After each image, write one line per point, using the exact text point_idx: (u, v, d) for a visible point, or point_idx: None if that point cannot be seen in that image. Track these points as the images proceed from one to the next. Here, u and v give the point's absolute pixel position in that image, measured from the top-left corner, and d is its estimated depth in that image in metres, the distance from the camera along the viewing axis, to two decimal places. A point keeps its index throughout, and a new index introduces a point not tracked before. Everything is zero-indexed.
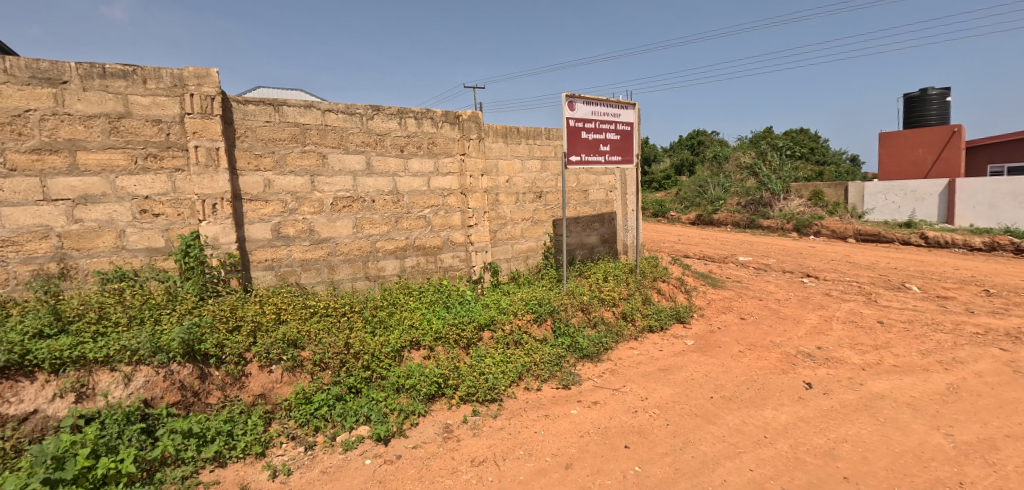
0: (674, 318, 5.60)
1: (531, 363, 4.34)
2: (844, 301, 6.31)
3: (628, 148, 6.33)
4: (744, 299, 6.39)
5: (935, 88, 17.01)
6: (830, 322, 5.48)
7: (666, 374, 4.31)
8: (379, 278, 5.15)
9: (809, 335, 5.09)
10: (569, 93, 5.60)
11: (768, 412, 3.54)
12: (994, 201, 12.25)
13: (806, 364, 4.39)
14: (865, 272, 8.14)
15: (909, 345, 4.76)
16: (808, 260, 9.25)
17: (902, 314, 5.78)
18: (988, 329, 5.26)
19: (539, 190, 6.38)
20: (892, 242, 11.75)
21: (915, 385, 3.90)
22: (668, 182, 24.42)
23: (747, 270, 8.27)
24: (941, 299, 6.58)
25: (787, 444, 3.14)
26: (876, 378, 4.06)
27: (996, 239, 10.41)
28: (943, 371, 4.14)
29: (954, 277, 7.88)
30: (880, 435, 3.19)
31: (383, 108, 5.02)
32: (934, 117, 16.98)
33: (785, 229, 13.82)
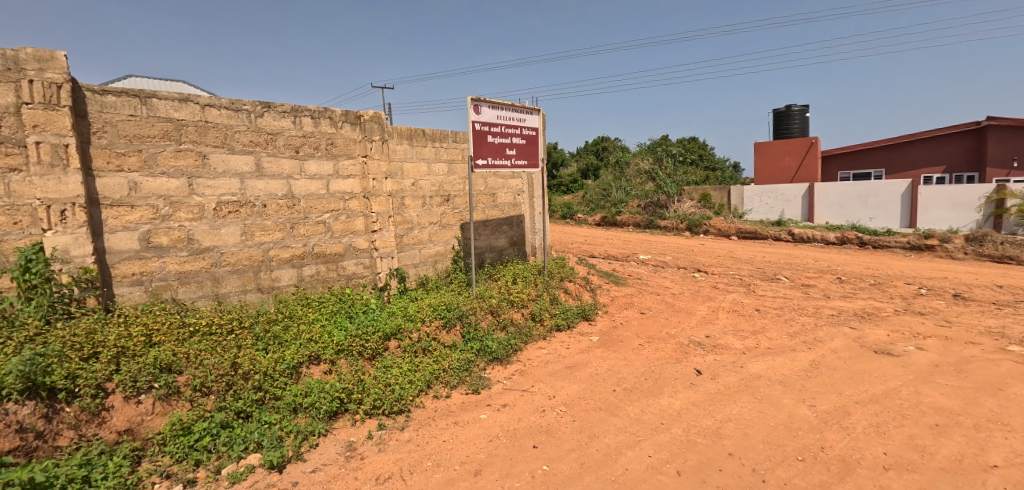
0: (580, 316, 5.82)
1: (439, 370, 4.24)
2: (728, 293, 6.99)
3: (533, 153, 6.47)
4: (644, 294, 6.82)
5: (797, 105, 19.53)
6: (717, 312, 6.02)
7: (572, 371, 4.45)
8: (273, 289, 4.72)
9: (699, 325, 5.55)
10: (474, 97, 5.58)
11: (664, 400, 3.79)
12: (844, 202, 14.48)
13: (696, 352, 4.78)
14: (745, 266, 9.10)
15: (780, 329, 5.38)
16: (699, 256, 10.14)
17: (775, 301, 6.53)
18: (840, 311, 6.12)
19: (447, 194, 6.30)
20: (767, 239, 13.28)
21: (785, 364, 4.41)
22: (576, 185, 25.50)
23: (646, 267, 8.85)
24: (805, 287, 7.55)
25: (681, 428, 3.37)
26: (754, 360, 4.52)
27: (846, 234, 12.23)
28: (806, 350, 4.73)
29: (814, 268, 9.08)
30: (758, 412, 3.55)
31: (274, 105, 4.64)
32: (797, 130, 19.52)
33: (679, 228, 15.04)
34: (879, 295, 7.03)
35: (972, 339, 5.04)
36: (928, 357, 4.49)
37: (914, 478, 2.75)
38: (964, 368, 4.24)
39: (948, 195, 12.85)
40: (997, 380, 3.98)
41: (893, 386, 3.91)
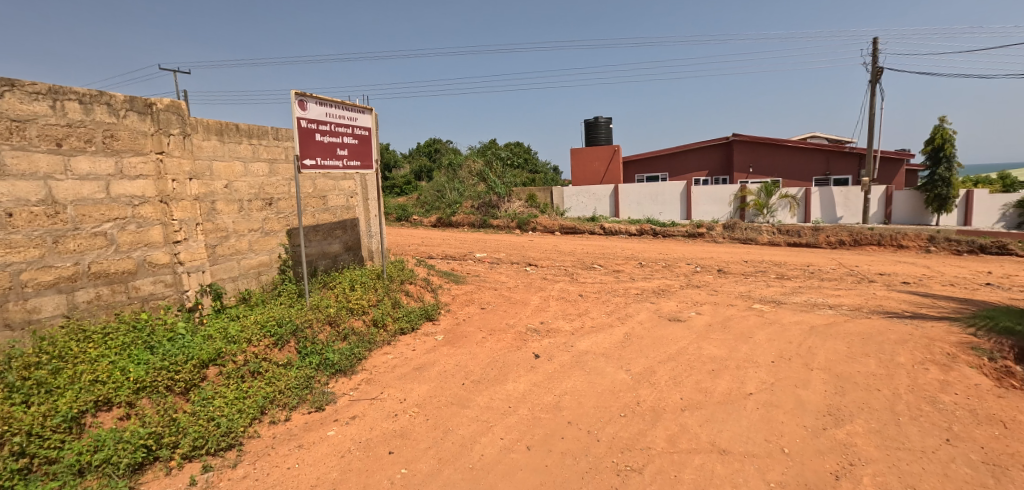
0: (423, 316, 5.84)
1: (273, 392, 3.82)
2: (556, 282, 7.81)
3: (367, 153, 6.24)
4: (483, 290, 7.16)
5: (603, 117, 22.57)
6: (548, 300, 6.68)
7: (422, 371, 4.46)
8: (30, 324, 3.64)
9: (534, 313, 6.09)
10: (299, 91, 5.13)
11: (509, 385, 4.07)
12: (642, 201, 17.45)
13: (534, 338, 5.24)
14: (569, 258, 10.26)
15: (599, 309, 6.25)
16: (529, 252, 11.04)
17: (594, 286, 7.54)
18: (642, 290, 7.37)
19: (268, 197, 5.66)
20: (583, 233, 15.14)
21: (604, 339, 5.14)
22: (409, 186, 25.22)
23: (484, 265, 9.30)
24: (616, 272, 8.89)
25: (526, 408, 3.67)
26: (581, 338, 5.16)
27: (644, 227, 14.72)
28: (620, 325, 5.58)
29: (621, 256, 10.72)
30: (588, 382, 4.08)
31: (19, 83, 3.58)
32: (604, 139, 22.62)
33: (510, 227, 16.11)
34: (668, 275, 8.67)
35: (730, 302, 6.61)
36: (703, 320, 5.73)
37: (700, 413, 3.52)
38: (726, 324, 5.55)
39: (710, 192, 16.61)
40: (746, 331, 5.31)
41: (682, 345, 4.89)
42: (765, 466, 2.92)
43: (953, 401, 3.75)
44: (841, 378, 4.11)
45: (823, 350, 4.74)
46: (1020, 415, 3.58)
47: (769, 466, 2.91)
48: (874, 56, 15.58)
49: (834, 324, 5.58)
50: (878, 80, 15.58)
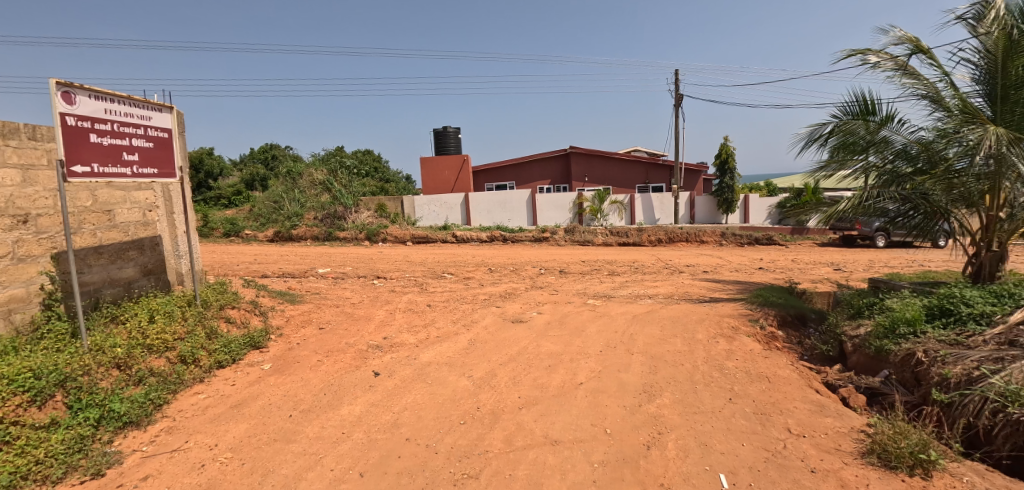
0: (247, 345, 5.13)
1: (25, 464, 2.94)
2: (405, 294, 7.60)
3: (167, 158, 5.30)
4: (323, 309, 6.61)
5: (451, 127, 22.91)
6: (394, 313, 6.45)
7: (241, 409, 3.90)
8: None
9: (377, 329, 5.80)
10: (61, 81, 4.11)
11: (343, 410, 3.78)
12: (491, 209, 18.11)
13: (376, 354, 4.99)
14: (419, 268, 10.10)
15: (446, 318, 6.24)
16: (378, 264, 10.58)
17: (443, 295, 7.52)
18: (490, 295, 7.59)
19: (21, 213, 4.42)
20: (436, 242, 15.11)
21: (449, 347, 5.14)
22: (240, 197, 22.17)
23: (326, 280, 8.62)
24: (466, 279, 9.02)
25: (362, 431, 3.45)
26: (426, 350, 5.08)
27: (494, 233, 15.28)
28: (466, 332, 5.64)
29: (471, 263, 10.92)
30: (430, 394, 4.01)
31: None
32: (453, 149, 22.98)
33: (359, 238, 15.24)
34: (515, 278, 9.08)
35: (567, 299, 7.17)
36: (543, 318, 6.10)
37: (536, 409, 3.71)
38: (562, 321, 5.99)
39: (552, 199, 18.05)
40: (579, 325, 5.80)
41: (522, 345, 5.13)
42: (590, 449, 3.17)
43: (735, 366, 4.57)
44: (654, 359, 4.72)
45: (641, 335, 5.40)
46: (777, 370, 4.52)
47: (594, 449, 3.17)
48: (676, 84, 18.54)
49: (650, 311, 6.42)
50: (679, 105, 18.58)
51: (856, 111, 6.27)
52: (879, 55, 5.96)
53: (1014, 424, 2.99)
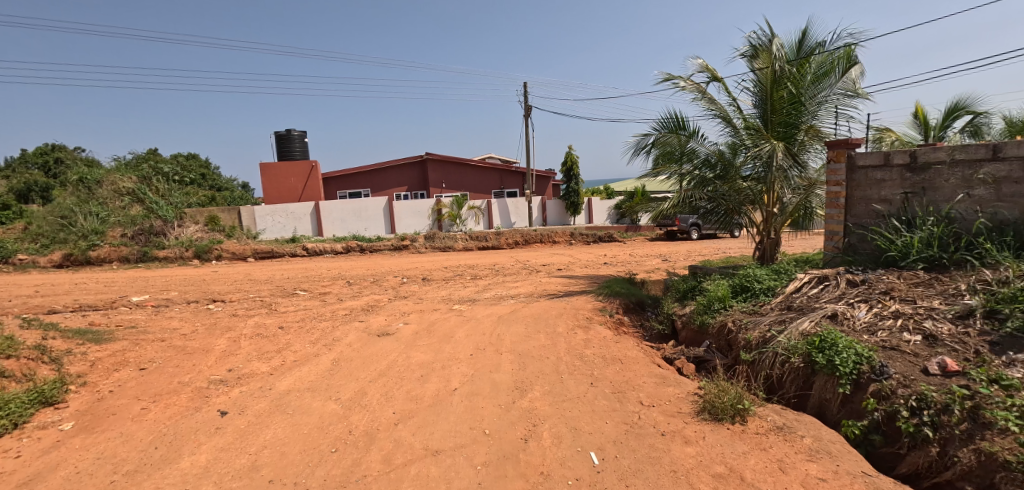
0: (35, 403, 3.99)
1: None
2: (249, 317, 6.70)
3: None
4: (142, 345, 5.47)
5: (297, 130, 20.96)
6: (238, 341, 5.64)
7: (31, 486, 3.02)
8: None
9: (219, 361, 5.03)
10: None
11: (183, 462, 3.19)
12: (345, 218, 17.06)
13: (219, 391, 4.32)
14: (265, 286, 9.03)
15: (303, 339, 5.69)
16: (211, 286, 9.15)
17: (296, 315, 6.82)
18: (350, 309, 7.13)
19: None
20: (283, 256, 13.71)
21: (311, 371, 4.69)
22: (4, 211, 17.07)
23: (144, 310, 7.17)
24: (322, 295, 8.35)
25: (212, 483, 2.96)
26: (282, 377, 4.57)
27: (350, 244, 14.43)
28: (327, 352, 5.20)
29: (327, 277, 10.12)
30: (293, 425, 3.62)
31: None
32: (299, 153, 21.11)
33: (185, 256, 13.02)
34: (377, 290, 8.68)
35: (434, 307, 7.11)
36: (410, 329, 5.94)
37: (413, 422, 3.60)
38: (431, 329, 5.92)
39: (410, 207, 17.75)
40: (448, 331, 5.80)
41: (391, 358, 4.93)
42: (472, 452, 3.20)
43: (592, 353, 5.05)
44: (522, 356, 4.95)
45: (508, 334, 5.61)
46: (626, 352, 5.11)
47: (476, 452, 3.20)
48: (524, 96, 19.71)
49: (514, 311, 6.71)
50: (529, 115, 19.78)
51: (673, 126, 7.45)
52: (686, 81, 7.15)
53: (795, 369, 3.85)
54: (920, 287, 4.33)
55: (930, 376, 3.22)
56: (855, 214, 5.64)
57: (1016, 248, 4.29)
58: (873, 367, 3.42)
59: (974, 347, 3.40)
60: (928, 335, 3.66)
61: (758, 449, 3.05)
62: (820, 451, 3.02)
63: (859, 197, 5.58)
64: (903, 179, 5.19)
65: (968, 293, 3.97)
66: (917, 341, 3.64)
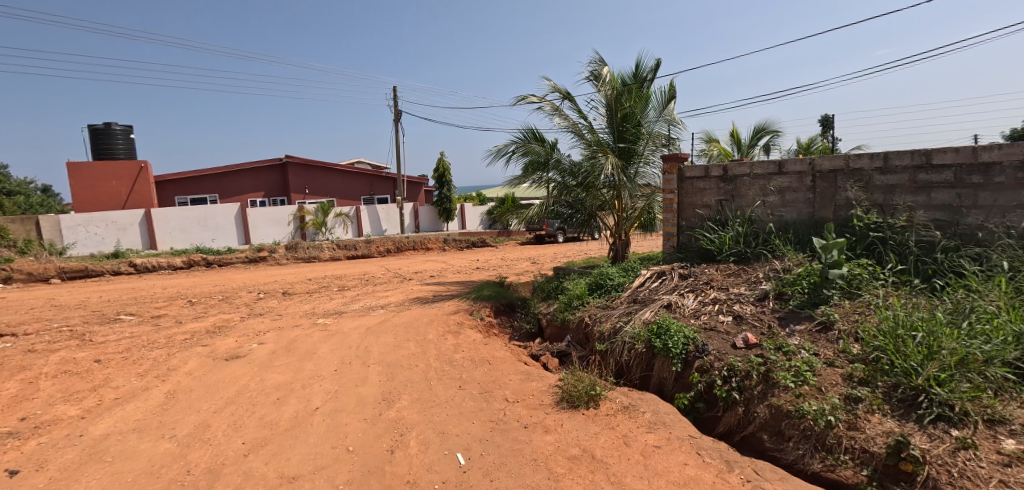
0: None
1: None
2: (53, 352, 5.47)
3: None
4: None
5: (119, 124, 17.75)
6: (35, 383, 4.57)
7: None
8: None
9: (5, 410, 4.02)
10: None
11: None
12: (185, 227, 14.87)
13: (5, 447, 3.47)
14: (76, 313, 7.45)
15: (129, 372, 4.84)
16: None
17: (119, 344, 5.75)
18: (192, 333, 6.24)
19: None
20: (103, 275, 11.47)
21: (138, 408, 4.02)
22: None
23: None
24: (155, 318, 7.17)
25: None
26: (99, 420, 3.84)
27: (192, 258, 12.64)
28: (160, 384, 4.50)
29: (162, 297, 8.71)
30: (112, 474, 3.08)
31: None
32: (123, 151, 17.85)
33: None
34: (226, 308, 7.73)
35: (294, 323, 6.57)
36: (266, 349, 5.41)
37: (266, 451, 3.30)
38: (290, 347, 5.47)
39: (267, 215, 16.18)
40: (310, 348, 5.41)
41: (242, 383, 4.46)
42: (334, 472, 3.05)
43: (462, 356, 5.14)
44: (390, 366, 4.85)
45: (376, 346, 5.44)
46: (494, 353, 5.30)
47: (338, 471, 3.06)
48: (394, 100, 19.19)
49: (384, 321, 6.52)
50: (398, 120, 19.35)
51: (538, 138, 7.98)
52: (542, 100, 7.69)
53: (639, 354, 4.39)
54: (732, 277, 5.23)
55: (737, 349, 3.92)
56: (685, 217, 6.61)
57: (795, 243, 5.41)
58: (697, 346, 4.06)
59: (767, 323, 4.23)
60: (736, 315, 4.46)
61: (607, 428, 3.43)
62: (657, 423, 3.50)
63: (687, 202, 6.55)
64: (718, 187, 6.22)
65: (764, 280, 4.90)
66: (729, 321, 4.40)
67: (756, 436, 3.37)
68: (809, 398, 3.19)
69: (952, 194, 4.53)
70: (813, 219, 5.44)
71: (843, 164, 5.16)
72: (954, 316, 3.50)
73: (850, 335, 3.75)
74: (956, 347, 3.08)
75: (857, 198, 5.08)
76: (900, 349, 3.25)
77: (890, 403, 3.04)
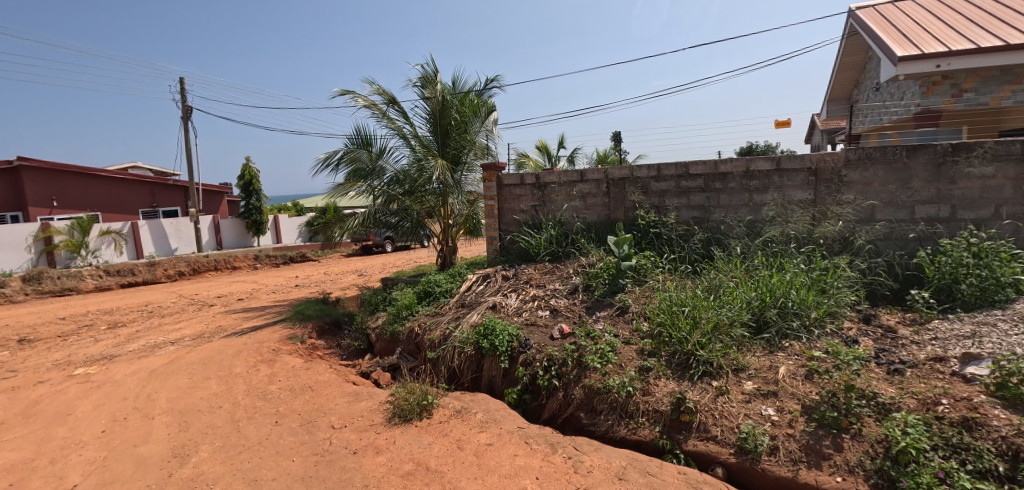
0: None
1: None
2: None
3: None
4: None
5: None
6: None
7: None
8: None
9: None
10: None
11: None
12: None
13: None
14: None
15: None
16: None
17: None
18: None
19: None
20: None
21: None
22: None
23: None
24: None
25: None
26: None
27: None
28: None
29: None
30: None
31: None
32: None
33: None
34: None
35: (38, 378, 5.03)
36: None
37: None
38: (29, 412, 4.16)
39: None
40: (63, 409, 4.19)
41: None
42: None
43: (278, 387, 4.59)
44: (184, 413, 4.07)
45: (165, 391, 4.51)
46: (317, 378, 4.87)
47: None
48: (182, 95, 16.24)
49: (175, 360, 5.42)
50: (189, 118, 16.42)
51: (361, 142, 7.62)
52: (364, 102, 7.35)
53: (469, 357, 4.53)
54: (547, 274, 5.77)
55: (554, 340, 4.33)
56: (505, 222, 7.04)
57: (596, 241, 6.22)
58: (520, 342, 4.36)
59: (577, 313, 4.78)
60: (552, 309, 4.92)
61: (440, 436, 3.45)
62: (488, 421, 3.64)
63: (506, 208, 6.98)
64: (532, 194, 6.78)
65: (573, 275, 5.52)
66: (546, 315, 4.83)
67: (575, 415, 3.75)
68: (613, 375, 3.69)
69: (703, 197, 5.75)
70: (609, 219, 6.33)
71: (628, 173, 6.11)
72: (708, 291, 4.43)
73: (640, 316, 4.47)
74: (711, 316, 3.90)
75: (639, 201, 6.09)
76: (673, 323, 3.97)
77: (670, 368, 3.69)
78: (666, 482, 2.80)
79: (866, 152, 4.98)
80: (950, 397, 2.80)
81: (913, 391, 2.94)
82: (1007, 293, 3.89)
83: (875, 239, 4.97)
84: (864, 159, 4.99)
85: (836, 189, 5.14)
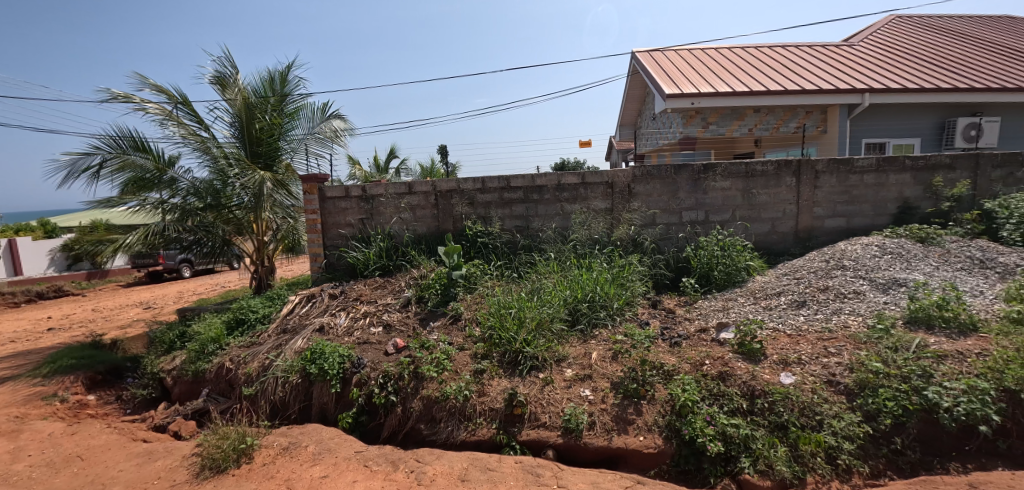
0: None
1: None
2: None
3: None
4: None
5: None
6: None
7: None
8: None
9: None
10: None
11: None
12: None
13: None
14: None
15: None
16: None
17: None
18: None
19: None
20: None
21: None
22: None
23: None
24: None
25: None
26: None
27: None
28: None
29: None
30: None
31: None
32: None
33: None
34: None
35: None
36: None
37: None
38: None
39: None
40: None
41: None
42: None
43: (27, 465, 3.51)
44: None
45: None
46: (89, 442, 3.87)
47: None
48: None
49: None
50: None
51: (142, 147, 6.42)
52: (145, 99, 6.13)
53: (294, 387, 4.13)
54: (379, 289, 5.60)
55: (389, 355, 4.24)
56: (330, 238, 6.60)
57: (426, 252, 6.29)
58: (352, 362, 4.15)
59: (411, 326, 4.76)
60: (386, 324, 4.80)
61: (265, 480, 3.08)
62: (321, 452, 3.38)
63: (331, 223, 6.55)
64: (359, 206, 6.49)
65: (406, 288, 5.48)
66: (379, 331, 4.70)
67: (415, 428, 3.74)
68: (450, 381, 3.78)
69: (523, 207, 6.29)
70: (438, 230, 6.46)
71: (455, 185, 6.33)
72: (532, 293, 4.85)
73: (472, 322, 4.66)
74: (535, 315, 4.29)
75: (464, 213, 6.37)
76: (503, 325, 4.23)
77: (503, 367, 3.94)
78: (504, 474, 3.00)
79: (647, 169, 6.09)
80: (710, 358, 3.62)
81: (687, 357, 3.70)
82: (741, 275, 5.20)
83: (656, 240, 6.10)
84: (646, 175, 6.10)
85: (627, 200, 6.17)
